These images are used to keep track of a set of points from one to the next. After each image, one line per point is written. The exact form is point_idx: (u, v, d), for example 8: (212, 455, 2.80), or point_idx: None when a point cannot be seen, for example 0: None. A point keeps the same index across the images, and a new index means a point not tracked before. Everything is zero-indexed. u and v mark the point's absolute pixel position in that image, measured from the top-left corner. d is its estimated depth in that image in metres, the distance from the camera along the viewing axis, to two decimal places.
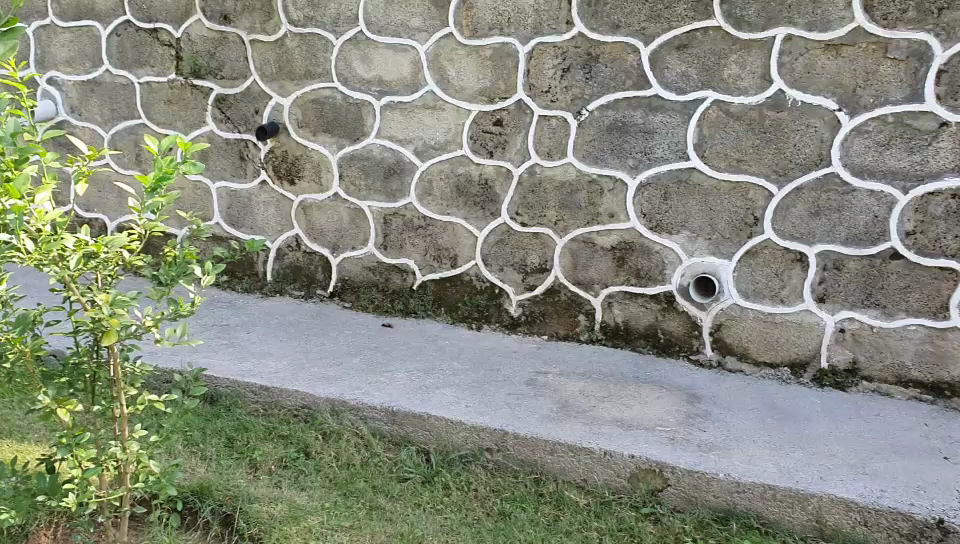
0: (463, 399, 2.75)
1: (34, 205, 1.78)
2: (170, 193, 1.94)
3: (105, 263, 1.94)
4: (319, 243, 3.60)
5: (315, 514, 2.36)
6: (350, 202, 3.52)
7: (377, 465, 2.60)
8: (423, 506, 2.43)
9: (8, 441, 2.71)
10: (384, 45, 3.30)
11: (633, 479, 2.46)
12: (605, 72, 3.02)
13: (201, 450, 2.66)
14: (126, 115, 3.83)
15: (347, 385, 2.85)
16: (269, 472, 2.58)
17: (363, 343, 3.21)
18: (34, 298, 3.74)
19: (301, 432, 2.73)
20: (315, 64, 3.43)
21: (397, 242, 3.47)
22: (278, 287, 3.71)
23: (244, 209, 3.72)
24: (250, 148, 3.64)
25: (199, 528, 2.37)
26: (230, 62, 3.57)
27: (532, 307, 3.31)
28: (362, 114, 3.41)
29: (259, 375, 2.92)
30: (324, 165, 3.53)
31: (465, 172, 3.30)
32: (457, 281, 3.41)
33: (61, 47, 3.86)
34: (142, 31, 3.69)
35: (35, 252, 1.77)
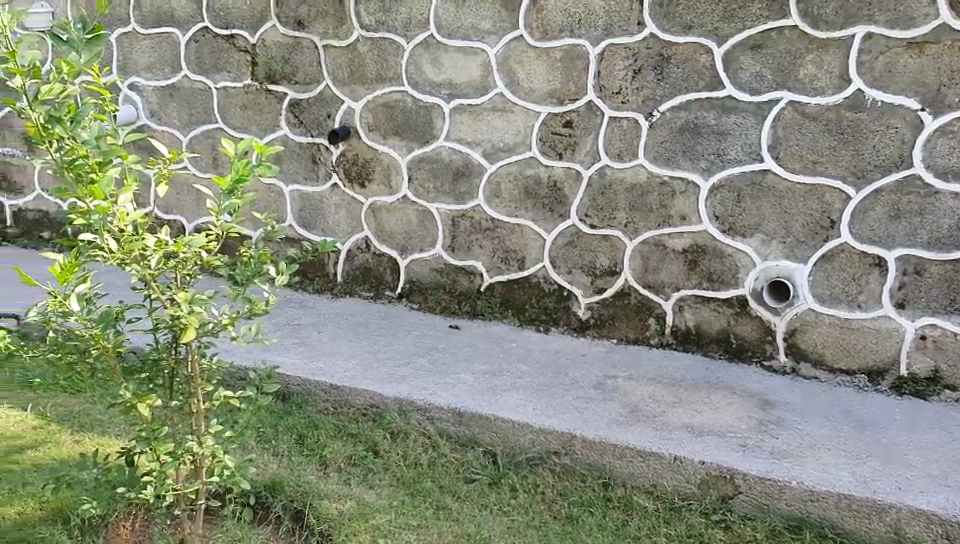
0: (531, 402, 2.75)
1: (117, 205, 1.84)
2: (247, 195, 1.99)
3: (184, 262, 2.00)
4: (388, 245, 3.64)
5: (383, 512, 2.39)
6: (419, 204, 3.55)
7: (444, 465, 2.61)
8: (490, 507, 2.43)
9: (89, 434, 2.80)
10: (454, 48, 3.34)
11: (703, 486, 2.42)
12: (677, 72, 3.00)
13: (274, 446, 2.71)
14: (203, 118, 3.93)
15: (415, 385, 2.88)
16: (339, 469, 2.62)
17: (431, 344, 3.23)
18: (116, 296, 3.87)
19: (369, 431, 2.77)
20: (387, 68, 3.49)
21: (465, 244, 3.48)
22: (347, 288, 3.74)
23: (315, 211, 3.78)
24: (322, 151, 3.70)
25: (271, 522, 2.41)
26: (303, 67, 3.65)
27: (600, 310, 3.28)
28: (432, 117, 3.44)
29: (329, 374, 2.97)
30: (394, 167, 3.57)
31: (534, 174, 3.30)
32: (524, 283, 3.40)
33: (142, 53, 3.99)
34: (219, 38, 3.79)
35: (118, 252, 1.83)
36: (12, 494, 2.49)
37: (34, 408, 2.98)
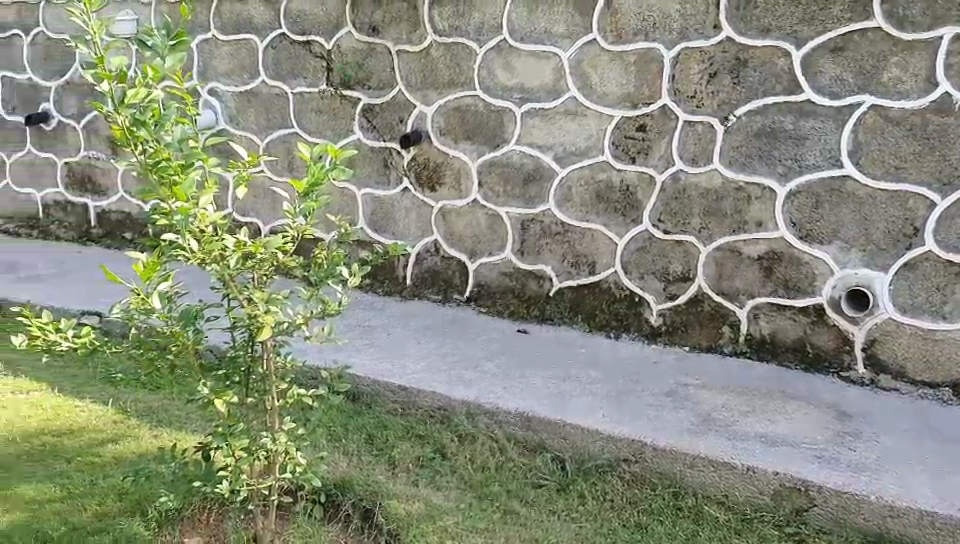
0: (601, 408, 2.73)
1: (199, 207, 1.89)
2: (322, 198, 2.02)
3: (262, 263, 2.03)
4: (457, 248, 3.66)
5: (451, 514, 2.40)
6: (489, 208, 3.56)
7: (512, 469, 2.61)
8: (558, 513, 2.42)
9: (167, 429, 2.88)
10: (527, 52, 3.34)
11: (777, 497, 2.37)
12: (755, 76, 2.95)
13: (344, 445, 2.75)
14: (278, 123, 4.01)
15: (484, 388, 2.89)
16: (407, 470, 2.63)
17: (500, 348, 3.23)
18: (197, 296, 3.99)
19: (437, 433, 2.79)
20: (459, 73, 3.51)
21: (535, 248, 3.48)
22: (416, 290, 3.77)
23: (387, 214, 3.82)
24: (394, 155, 3.74)
25: (340, 520, 2.43)
26: (377, 72, 3.70)
27: (672, 316, 3.24)
28: (503, 121, 3.45)
29: (398, 376, 3.00)
30: (464, 171, 3.58)
31: (606, 178, 3.29)
32: (595, 288, 3.38)
33: (222, 59, 4.10)
34: (296, 44, 3.87)
35: (199, 252, 1.89)
36: (93, 485, 2.57)
37: (115, 402, 3.07)
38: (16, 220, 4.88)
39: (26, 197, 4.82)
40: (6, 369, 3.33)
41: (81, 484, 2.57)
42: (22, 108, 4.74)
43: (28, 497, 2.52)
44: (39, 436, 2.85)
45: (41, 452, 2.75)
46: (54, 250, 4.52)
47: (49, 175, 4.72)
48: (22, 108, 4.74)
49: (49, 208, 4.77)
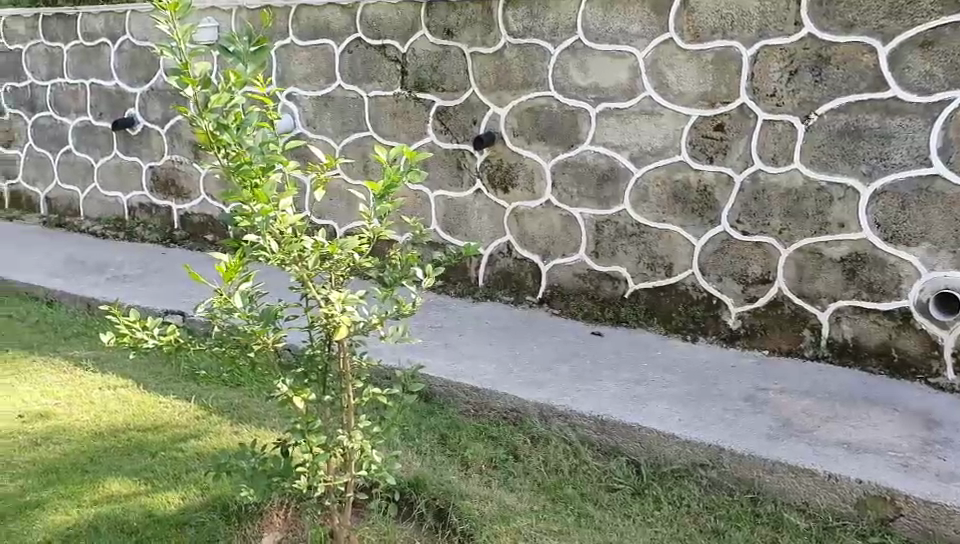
0: (678, 413, 2.70)
1: (279, 209, 1.93)
2: (397, 200, 2.03)
3: (339, 264, 2.06)
4: (530, 250, 3.65)
5: (525, 516, 2.39)
6: (563, 210, 3.55)
7: (586, 473, 2.59)
8: (633, 517, 2.39)
9: (248, 426, 2.95)
10: (602, 52, 3.32)
11: (860, 506, 2.30)
12: (837, 74, 2.88)
13: (417, 445, 2.77)
14: (355, 126, 4.06)
15: (557, 391, 2.87)
16: (480, 470, 2.64)
17: (574, 350, 3.21)
18: (275, 296, 4.08)
19: (510, 435, 2.79)
20: (533, 74, 3.51)
21: (610, 249, 3.45)
22: (489, 292, 3.78)
23: (459, 216, 3.84)
24: (467, 157, 3.75)
25: (413, 519, 2.45)
26: (450, 74, 3.72)
27: (751, 320, 3.18)
28: (578, 122, 3.44)
29: (471, 377, 3.01)
30: (537, 172, 3.58)
31: (683, 179, 3.24)
32: (671, 290, 3.34)
33: (300, 65, 4.18)
34: (371, 48, 3.92)
35: (280, 252, 1.92)
36: (176, 479, 2.65)
37: (197, 399, 3.16)
38: (102, 223, 5.06)
39: (114, 200, 5.00)
40: (94, 365, 3.45)
41: (164, 478, 2.65)
42: (110, 114, 4.91)
43: (115, 489, 2.60)
44: (125, 430, 2.94)
45: (127, 446, 2.84)
46: (139, 250, 4.68)
47: (134, 179, 4.89)
48: (109, 114, 4.92)
49: (135, 211, 4.93)
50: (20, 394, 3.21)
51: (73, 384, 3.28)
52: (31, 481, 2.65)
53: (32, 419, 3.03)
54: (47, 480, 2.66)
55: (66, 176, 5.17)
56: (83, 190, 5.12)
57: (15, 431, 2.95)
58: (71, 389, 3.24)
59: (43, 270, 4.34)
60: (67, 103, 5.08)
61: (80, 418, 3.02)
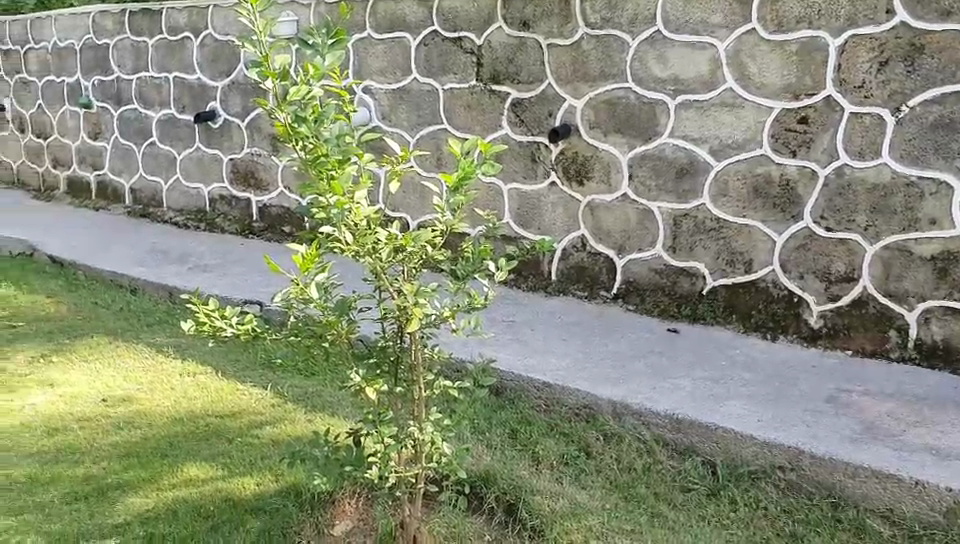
0: (755, 413, 2.63)
1: (354, 202, 1.94)
2: (470, 193, 2.03)
3: (412, 256, 2.07)
4: (605, 244, 3.60)
5: (596, 514, 2.36)
6: (639, 204, 3.49)
7: (659, 472, 2.55)
8: (708, 519, 2.34)
9: (321, 415, 2.99)
10: (681, 43, 3.26)
11: (950, 515, 2.21)
12: (931, 64, 2.77)
13: (487, 438, 2.76)
14: (430, 119, 4.07)
15: (631, 388, 2.83)
16: (551, 467, 2.62)
17: (648, 347, 3.16)
18: (350, 287, 4.13)
19: (582, 431, 2.76)
20: (611, 65, 3.46)
21: (687, 244, 3.39)
22: (561, 286, 3.74)
23: (533, 209, 3.80)
24: (542, 150, 3.72)
25: (483, 513, 2.44)
26: (526, 66, 3.70)
27: (834, 319, 3.07)
28: (656, 114, 3.38)
29: (542, 372, 2.98)
30: (614, 165, 3.53)
31: (764, 172, 3.16)
32: (751, 287, 3.25)
33: (377, 58, 4.21)
34: (447, 40, 3.92)
35: (354, 244, 1.94)
36: (252, 465, 2.70)
37: (273, 387, 3.21)
38: (184, 213, 5.19)
39: (195, 191, 5.12)
40: (176, 351, 3.54)
41: (240, 464, 2.71)
42: (192, 107, 5.03)
43: (193, 474, 2.66)
44: (204, 417, 3.01)
45: (203, 431, 2.91)
46: (219, 240, 4.78)
47: (215, 170, 5.00)
48: (191, 107, 5.03)
49: (215, 202, 5.04)
50: (104, 378, 3.31)
51: (155, 369, 3.38)
52: (114, 463, 2.73)
53: (116, 403, 3.12)
54: (129, 463, 2.73)
55: (149, 167, 5.32)
56: (166, 182, 5.25)
57: (99, 414, 3.04)
58: (153, 375, 3.33)
59: (127, 259, 4.47)
60: (152, 97, 5.22)
61: (161, 404, 3.10)
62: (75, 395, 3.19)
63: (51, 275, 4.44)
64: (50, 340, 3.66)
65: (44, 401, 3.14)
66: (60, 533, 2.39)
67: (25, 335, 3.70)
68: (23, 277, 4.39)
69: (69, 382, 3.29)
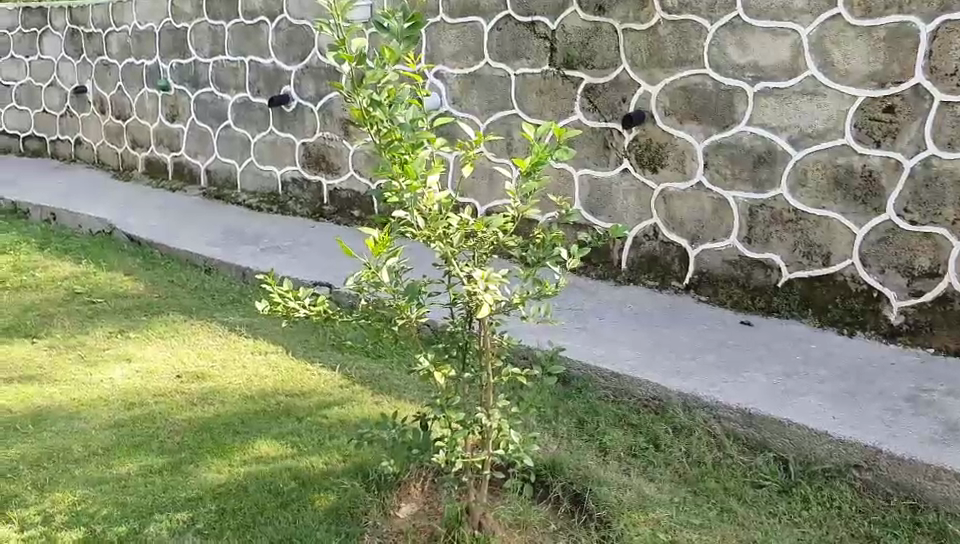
0: (830, 410, 2.56)
1: (426, 187, 1.95)
2: (544, 178, 2.01)
3: (483, 242, 2.08)
4: (677, 233, 3.54)
5: (664, 507, 2.34)
6: (714, 193, 3.42)
7: (729, 467, 2.51)
8: (779, 516, 2.30)
9: (389, 397, 3.02)
10: (762, 29, 3.17)
11: None
12: None
13: (554, 427, 2.74)
14: (501, 105, 4.04)
15: (702, 380, 2.78)
16: (619, 458, 2.59)
17: (720, 339, 3.10)
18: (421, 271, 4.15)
19: (650, 423, 2.72)
20: (688, 51, 3.39)
21: (763, 236, 3.31)
22: (632, 275, 3.69)
23: (604, 196, 3.75)
24: (615, 136, 3.67)
25: (549, 501, 2.43)
26: (600, 51, 3.65)
27: (916, 315, 2.98)
28: (734, 101, 3.30)
29: (611, 362, 2.95)
30: (689, 153, 3.46)
31: (846, 163, 3.06)
32: (828, 281, 3.17)
33: (449, 42, 4.20)
34: (520, 25, 3.88)
35: (426, 229, 1.96)
36: (320, 444, 2.74)
37: (341, 368, 3.25)
38: (257, 195, 5.27)
39: (268, 173, 5.19)
40: (248, 331, 3.60)
41: (309, 443, 2.74)
42: (266, 90, 5.10)
43: (264, 451, 2.71)
44: (274, 395, 3.06)
45: (274, 410, 2.96)
46: (291, 222, 4.86)
47: (288, 153, 5.06)
48: (266, 90, 5.10)
49: (287, 185, 5.11)
50: (179, 355, 3.39)
51: (227, 347, 3.44)
52: (186, 438, 2.79)
53: (189, 379, 3.19)
54: (202, 438, 2.79)
55: (224, 150, 5.41)
56: (241, 164, 5.34)
57: (174, 390, 3.12)
58: (225, 353, 3.40)
59: (203, 239, 4.57)
60: (228, 80, 5.31)
61: (233, 381, 3.17)
62: (152, 370, 3.27)
63: (129, 253, 4.56)
64: (127, 317, 3.75)
65: (122, 376, 3.23)
66: (136, 505, 2.46)
67: (104, 311, 3.81)
68: (103, 254, 4.52)
69: (146, 357, 3.38)
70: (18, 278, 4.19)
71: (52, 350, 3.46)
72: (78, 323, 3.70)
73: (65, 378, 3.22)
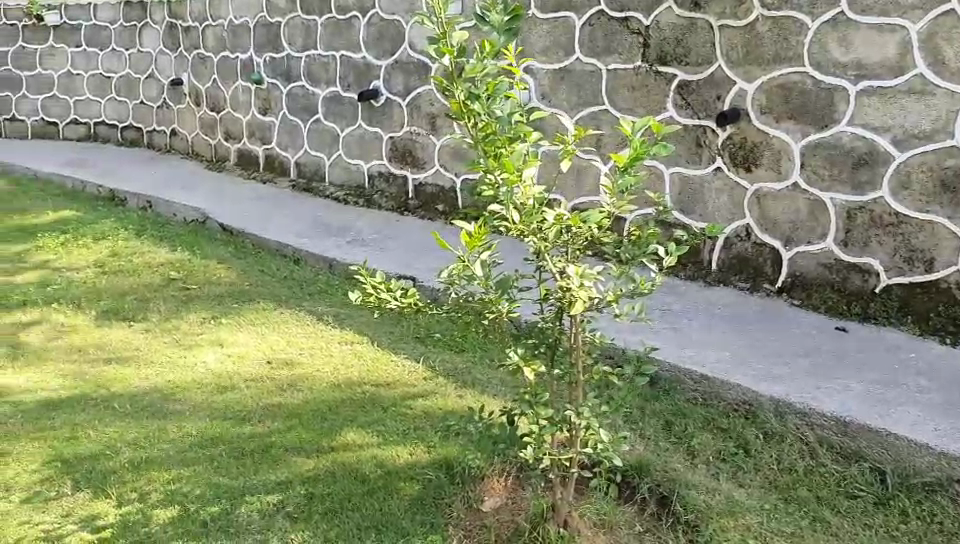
0: (932, 421, 2.47)
1: (523, 180, 1.93)
2: (642, 174, 1.97)
3: (577, 238, 2.05)
4: (771, 235, 3.46)
5: (754, 513, 2.30)
6: (811, 194, 3.33)
7: (822, 475, 2.44)
8: (875, 528, 2.24)
9: (473, 391, 3.02)
10: (867, 26, 3.08)
11: None
12: None
13: (641, 428, 2.71)
14: (591, 101, 4.01)
15: (794, 386, 2.71)
16: (707, 461, 2.55)
17: (814, 344, 3.02)
18: (512, 265, 4.14)
19: (740, 427, 2.66)
20: (787, 48, 3.31)
21: (861, 239, 3.21)
22: (721, 277, 3.61)
23: (695, 195, 3.69)
24: (708, 134, 3.60)
25: (635, 502, 2.40)
26: (695, 48, 3.59)
27: None
28: (834, 100, 3.20)
29: (700, 363, 2.90)
30: (785, 152, 3.38)
31: (955, 165, 2.96)
32: (931, 288, 3.07)
33: (539, 37, 4.17)
34: (613, 21, 3.85)
35: (521, 223, 1.94)
36: (404, 435, 2.76)
37: (425, 360, 3.27)
38: (343, 188, 5.34)
39: (355, 166, 5.26)
40: (334, 320, 3.65)
41: (394, 433, 2.77)
42: (356, 84, 5.17)
43: (350, 439, 2.75)
44: (360, 384, 3.10)
45: (360, 398, 3.00)
46: (376, 216, 4.91)
47: (375, 147, 5.12)
48: (355, 84, 5.17)
49: (374, 178, 5.17)
50: (268, 342, 3.46)
51: (315, 336, 3.50)
52: (276, 423, 2.85)
53: (279, 366, 3.25)
54: (290, 424, 2.84)
55: (313, 142, 5.51)
56: (329, 157, 5.42)
57: (264, 375, 3.18)
58: (313, 341, 3.46)
59: (291, 230, 4.67)
60: (318, 74, 5.40)
61: (321, 370, 3.22)
62: (243, 356, 3.35)
63: (222, 242, 4.68)
64: (219, 303, 3.85)
65: (214, 360, 3.32)
66: (228, 486, 2.52)
67: (198, 297, 3.92)
68: (197, 242, 4.64)
69: (237, 343, 3.46)
70: (117, 264, 4.34)
71: (148, 333, 3.57)
72: (173, 308, 3.81)
73: (161, 361, 3.33)
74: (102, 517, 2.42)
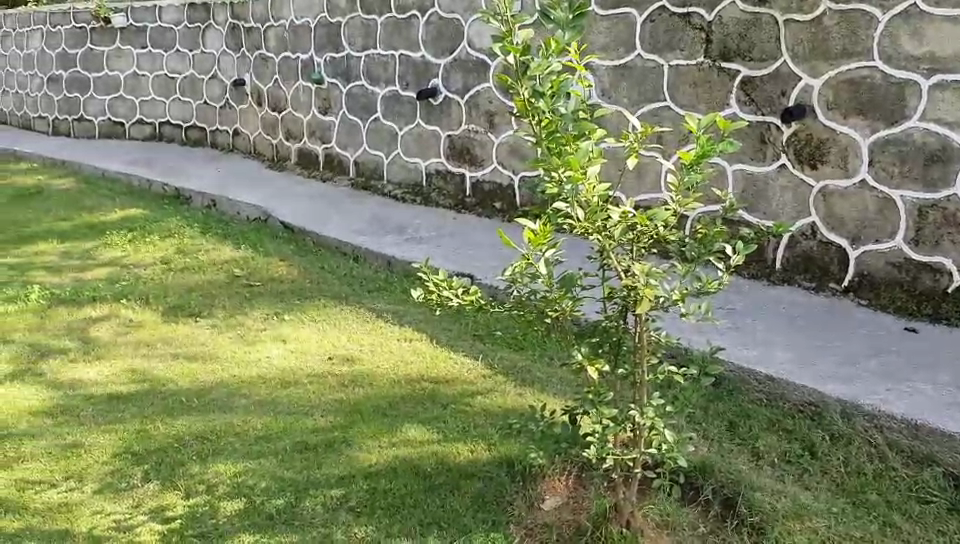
0: None
1: (588, 178, 1.90)
2: (708, 170, 1.95)
3: (642, 236, 2.03)
4: (837, 233, 3.39)
5: (821, 517, 2.25)
6: (879, 191, 3.25)
7: (893, 480, 2.39)
8: (949, 535, 2.19)
9: (532, 390, 3.02)
10: (941, 18, 3.01)
11: None
12: None
13: (705, 428, 2.68)
14: (652, 98, 3.97)
15: (862, 388, 2.65)
16: (772, 464, 2.51)
17: (883, 345, 2.95)
18: (577, 264, 4.12)
19: (806, 429, 2.61)
20: (855, 42, 3.24)
21: (933, 238, 3.13)
22: (786, 276, 3.55)
23: (758, 193, 3.62)
24: (772, 130, 3.54)
25: (699, 504, 2.37)
26: (759, 43, 3.53)
27: None
28: (904, 95, 3.14)
29: (764, 364, 2.85)
30: (852, 149, 3.31)
31: None
32: None
33: (599, 34, 4.15)
34: (675, 16, 3.81)
35: (586, 222, 1.93)
36: (464, 433, 2.77)
37: (484, 358, 3.28)
38: (402, 186, 5.38)
39: (413, 164, 5.30)
40: (394, 318, 3.68)
41: (454, 431, 2.78)
42: (415, 83, 5.20)
43: (412, 435, 2.76)
44: (420, 381, 3.12)
45: (421, 394, 3.02)
46: (433, 214, 4.93)
47: (433, 145, 5.15)
48: (414, 83, 5.21)
49: (431, 176, 5.20)
50: (330, 338, 3.50)
51: (375, 333, 3.54)
52: (338, 418, 2.88)
53: (340, 362, 3.30)
54: (352, 419, 2.88)
55: (372, 141, 5.56)
56: (387, 155, 5.47)
57: (326, 371, 3.22)
58: (373, 337, 3.50)
59: (349, 228, 4.71)
60: (378, 73, 5.45)
61: (381, 366, 3.25)
62: (304, 351, 3.40)
63: (283, 240, 4.74)
64: (281, 300, 3.91)
65: (277, 355, 3.37)
66: (292, 480, 2.56)
67: (261, 294, 3.98)
68: (259, 240, 4.72)
69: (299, 339, 3.51)
70: (182, 260, 4.44)
71: (213, 329, 3.65)
72: (237, 304, 3.88)
73: (226, 356, 3.39)
74: (171, 508, 2.47)
